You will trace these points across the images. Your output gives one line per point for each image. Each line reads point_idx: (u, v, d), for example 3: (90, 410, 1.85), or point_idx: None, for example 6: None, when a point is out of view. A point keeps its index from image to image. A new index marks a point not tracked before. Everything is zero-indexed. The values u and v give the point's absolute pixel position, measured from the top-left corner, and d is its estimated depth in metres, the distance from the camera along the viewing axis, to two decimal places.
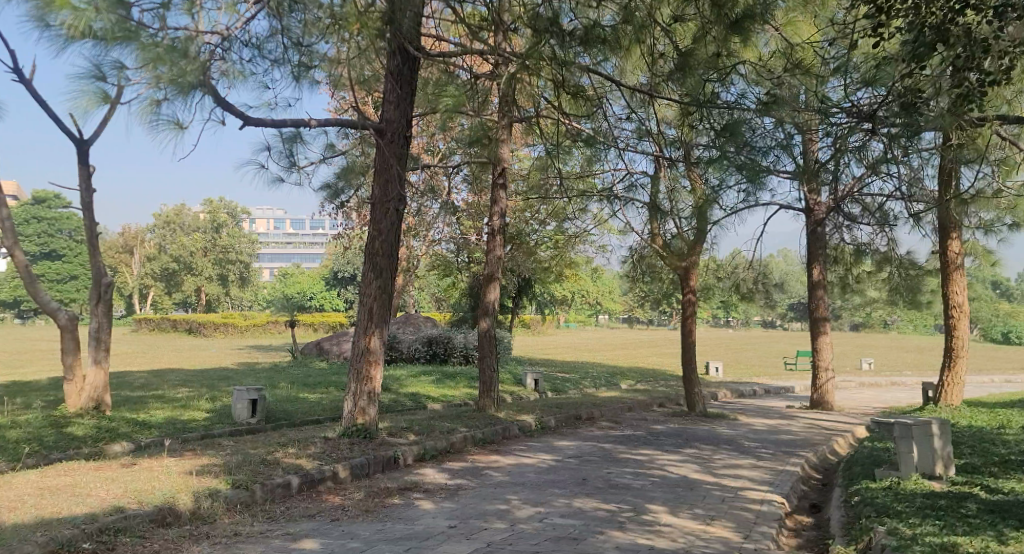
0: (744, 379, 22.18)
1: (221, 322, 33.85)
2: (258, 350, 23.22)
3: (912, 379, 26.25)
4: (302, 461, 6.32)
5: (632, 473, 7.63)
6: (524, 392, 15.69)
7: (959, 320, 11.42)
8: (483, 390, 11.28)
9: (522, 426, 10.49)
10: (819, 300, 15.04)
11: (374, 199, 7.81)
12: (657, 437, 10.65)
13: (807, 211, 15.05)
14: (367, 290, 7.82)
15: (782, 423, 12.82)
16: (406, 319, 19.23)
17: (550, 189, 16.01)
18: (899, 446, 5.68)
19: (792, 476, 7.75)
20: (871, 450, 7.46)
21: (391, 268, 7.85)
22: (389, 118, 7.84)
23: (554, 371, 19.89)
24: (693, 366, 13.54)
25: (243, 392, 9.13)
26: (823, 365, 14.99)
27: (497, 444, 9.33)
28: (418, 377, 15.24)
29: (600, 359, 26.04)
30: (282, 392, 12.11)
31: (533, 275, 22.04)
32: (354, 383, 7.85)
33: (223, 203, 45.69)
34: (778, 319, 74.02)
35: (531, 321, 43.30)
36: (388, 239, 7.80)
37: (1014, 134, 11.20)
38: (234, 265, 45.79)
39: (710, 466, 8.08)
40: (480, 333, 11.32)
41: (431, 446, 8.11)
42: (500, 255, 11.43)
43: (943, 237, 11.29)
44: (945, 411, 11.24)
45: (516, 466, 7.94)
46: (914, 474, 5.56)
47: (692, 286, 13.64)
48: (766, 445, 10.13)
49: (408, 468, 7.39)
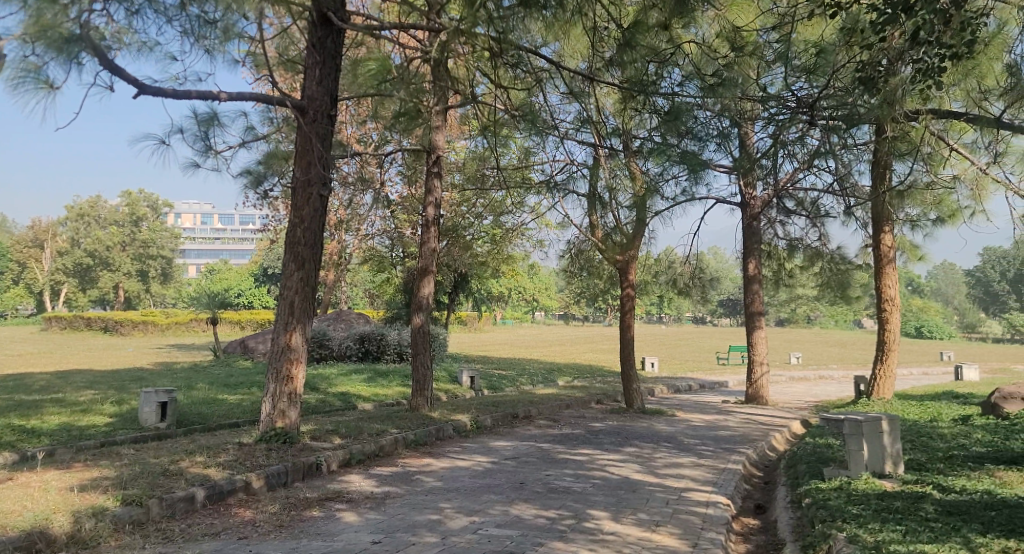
0: (679, 374, 22.18)
1: (141, 320, 32.38)
2: (179, 349, 22.17)
3: (841, 372, 26.79)
4: (210, 473, 5.90)
5: (571, 475, 7.27)
6: (459, 391, 15.25)
7: (890, 313, 11.27)
8: (416, 389, 10.78)
9: (456, 426, 10.05)
10: (754, 295, 14.95)
11: (295, 183, 7.25)
12: (596, 436, 10.34)
13: (743, 205, 14.99)
14: (288, 282, 7.26)
15: (720, 419, 12.68)
16: (336, 316, 18.52)
17: (484, 180, 15.57)
18: (849, 444, 5.44)
19: (735, 475, 7.52)
20: (814, 447, 7.25)
21: (312, 258, 7.29)
22: (310, 95, 7.28)
23: (490, 369, 19.47)
24: (631, 362, 13.32)
25: (151, 395, 8.65)
26: (758, 360, 14.98)
27: (430, 446, 8.86)
28: (348, 376, 14.64)
29: (536, 355, 25.75)
30: (199, 394, 11.39)
31: (469, 270, 21.58)
32: (273, 384, 7.29)
33: (144, 196, 43.88)
34: (709, 315, 75.35)
35: (467, 318, 42.83)
36: (312, 227, 7.25)
37: (946, 129, 11.25)
38: (156, 260, 44.27)
39: (652, 466, 7.79)
40: (413, 328, 10.82)
41: (357, 450, 7.59)
42: (433, 248, 10.94)
43: (876, 229, 11.21)
44: (877, 405, 11.12)
45: (449, 470, 7.49)
46: (864, 472, 5.32)
47: (631, 281, 13.42)
48: (707, 441, 9.93)
49: (332, 475, 6.87)
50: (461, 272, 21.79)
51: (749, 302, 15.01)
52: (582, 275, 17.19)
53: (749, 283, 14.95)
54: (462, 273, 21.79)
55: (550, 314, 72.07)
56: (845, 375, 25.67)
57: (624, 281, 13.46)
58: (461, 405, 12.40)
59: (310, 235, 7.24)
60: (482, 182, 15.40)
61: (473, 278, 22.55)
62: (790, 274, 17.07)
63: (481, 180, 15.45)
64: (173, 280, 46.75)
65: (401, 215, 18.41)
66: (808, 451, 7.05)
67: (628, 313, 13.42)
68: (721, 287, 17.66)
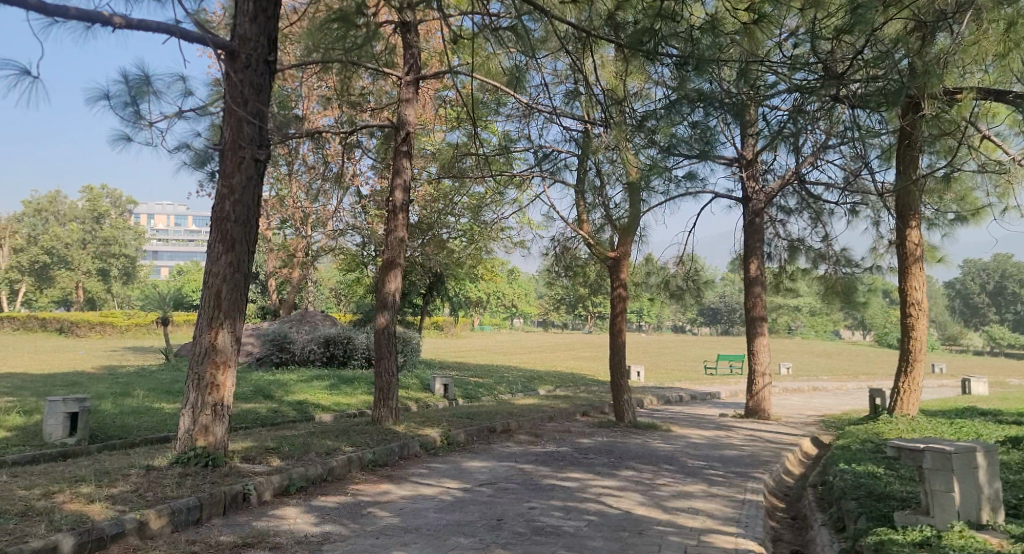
0: (667, 384, 20.92)
1: (98, 321, 30.82)
2: (132, 352, 20.65)
3: (831, 382, 25.75)
4: (89, 513, 4.51)
5: (561, 508, 5.93)
6: (431, 400, 13.90)
7: (915, 320, 10.13)
8: (378, 398, 9.38)
9: (424, 442, 8.67)
10: (757, 299, 13.75)
11: (224, 144, 5.90)
12: (586, 455, 9.01)
13: (744, 200, 13.81)
14: (214, 267, 5.87)
15: (721, 434, 11.42)
16: (300, 317, 17.05)
17: (461, 169, 14.17)
18: (931, 483, 4.20)
19: (759, 510, 6.20)
20: (856, 478, 5.97)
21: (244, 239, 5.92)
22: (243, 35, 5.95)
23: (467, 376, 18.12)
24: (623, 370, 12.01)
25: (56, 405, 7.18)
26: (759, 369, 13.74)
27: (391, 467, 7.48)
28: (309, 383, 13.22)
29: (516, 362, 24.45)
30: (132, 401, 9.97)
31: (445, 270, 20.25)
32: (194, 393, 5.87)
33: (104, 191, 42.30)
34: (688, 323, 74.53)
35: (443, 323, 41.50)
36: (247, 200, 5.87)
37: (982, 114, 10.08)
38: (118, 259, 42.84)
39: (657, 498, 6.46)
40: (375, 329, 9.44)
41: (298, 474, 6.18)
42: (403, 238, 9.59)
43: (901, 224, 10.10)
44: (902, 424, 9.89)
45: (412, 501, 6.12)
46: (956, 522, 4.09)
47: (623, 279, 12.12)
48: (713, 464, 8.64)
49: (261, 508, 5.50)
50: (437, 272, 20.41)
51: (750, 306, 13.80)
52: (567, 276, 15.90)
53: (750, 284, 13.74)
54: (438, 273, 20.40)
55: (530, 321, 70.76)
56: (838, 386, 24.59)
57: (615, 280, 12.19)
58: (433, 416, 11.02)
59: (242, 209, 5.85)
60: (459, 171, 14.02)
61: (451, 278, 21.15)
62: (790, 276, 15.87)
63: (459, 170, 14.06)
64: (137, 280, 44.89)
65: (374, 208, 17.01)
66: (852, 484, 5.76)
67: (621, 316, 12.11)
68: (717, 289, 16.43)
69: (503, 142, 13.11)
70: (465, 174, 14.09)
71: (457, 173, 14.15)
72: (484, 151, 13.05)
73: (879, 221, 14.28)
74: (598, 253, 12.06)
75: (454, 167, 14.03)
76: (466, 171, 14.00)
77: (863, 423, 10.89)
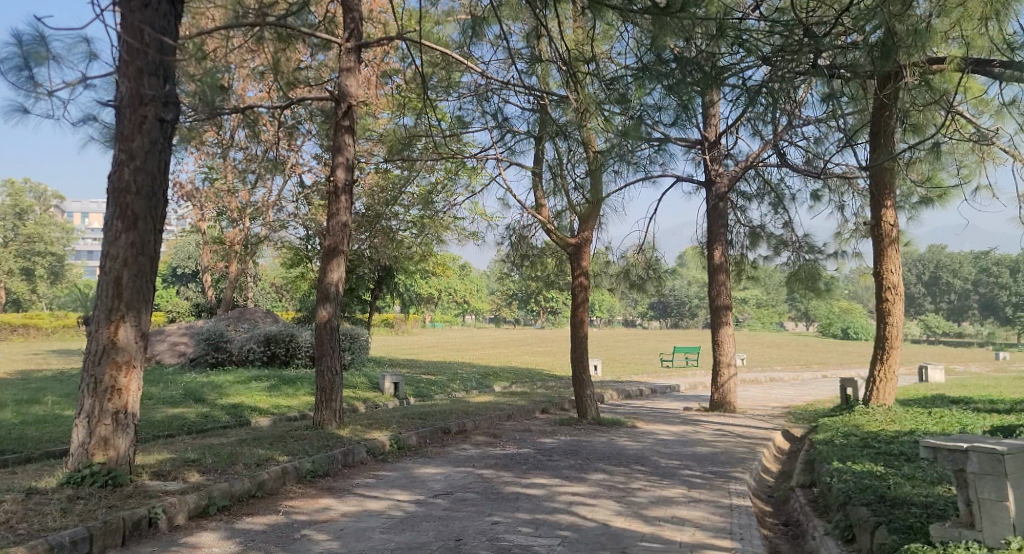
0: (626, 377, 20.34)
1: (21, 324, 29.02)
2: (57, 355, 19.20)
3: (787, 373, 25.59)
4: None
5: (529, 523, 5.16)
6: (380, 400, 13.02)
7: (891, 305, 9.63)
8: (320, 400, 8.45)
9: (372, 448, 7.80)
10: (721, 287, 13.16)
11: (120, 100, 5.22)
12: (550, 457, 8.25)
13: (708, 184, 13.25)
14: (112, 247, 5.11)
15: (689, 430, 10.78)
16: (238, 315, 15.95)
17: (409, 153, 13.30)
18: (979, 491, 3.80)
19: (751, 517, 5.51)
20: (858, 480, 5.37)
21: (148, 215, 5.20)
22: None
23: (418, 373, 17.25)
24: (585, 365, 11.29)
25: None
26: (725, 360, 13.17)
27: (333, 477, 6.60)
28: (246, 384, 12.20)
29: (470, 358, 23.63)
30: (40, 409, 8.86)
31: (394, 264, 19.34)
32: (90, 399, 5.01)
33: (28, 186, 40.19)
34: (639, 317, 74.66)
35: (393, 321, 40.42)
36: (149, 166, 5.19)
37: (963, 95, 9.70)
38: (47, 258, 40.75)
39: (636, 506, 5.73)
40: (317, 324, 8.50)
41: (220, 492, 5.27)
42: (346, 223, 8.71)
43: (876, 203, 9.65)
44: (881, 415, 9.36)
45: (355, 518, 5.28)
46: (1011, 537, 3.70)
47: (585, 267, 11.40)
48: (689, 464, 7.96)
49: (170, 536, 4.59)
50: (386, 265, 19.45)
51: (715, 295, 13.20)
52: (524, 267, 15.13)
53: (714, 272, 13.18)
54: (387, 266, 19.43)
55: (481, 317, 69.89)
56: (794, 377, 24.39)
57: (575, 268, 11.47)
58: (382, 418, 10.15)
59: (145, 175, 5.15)
60: (408, 154, 13.13)
61: (400, 272, 20.23)
62: (753, 263, 15.36)
63: (410, 153, 13.17)
64: (67, 278, 42.78)
65: (318, 198, 16.02)
66: (856, 487, 5.16)
67: (583, 306, 11.39)
68: (678, 279, 15.86)
69: (454, 123, 12.29)
70: (414, 157, 13.22)
71: (404, 158, 13.25)
72: (435, 132, 12.18)
73: (843, 204, 13.87)
74: (557, 239, 11.36)
75: (403, 152, 13.12)
76: (415, 156, 13.10)
77: (836, 415, 10.38)
